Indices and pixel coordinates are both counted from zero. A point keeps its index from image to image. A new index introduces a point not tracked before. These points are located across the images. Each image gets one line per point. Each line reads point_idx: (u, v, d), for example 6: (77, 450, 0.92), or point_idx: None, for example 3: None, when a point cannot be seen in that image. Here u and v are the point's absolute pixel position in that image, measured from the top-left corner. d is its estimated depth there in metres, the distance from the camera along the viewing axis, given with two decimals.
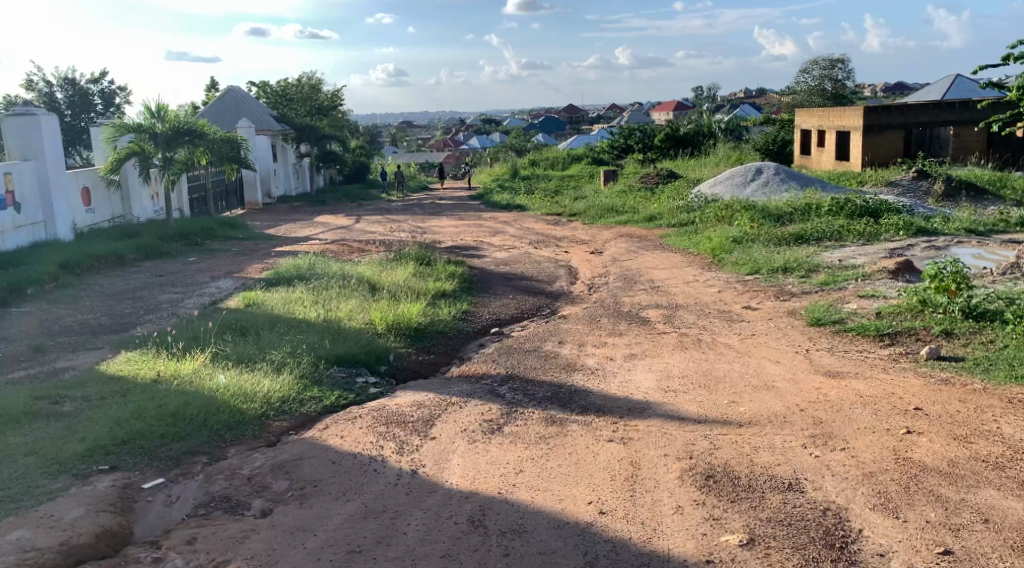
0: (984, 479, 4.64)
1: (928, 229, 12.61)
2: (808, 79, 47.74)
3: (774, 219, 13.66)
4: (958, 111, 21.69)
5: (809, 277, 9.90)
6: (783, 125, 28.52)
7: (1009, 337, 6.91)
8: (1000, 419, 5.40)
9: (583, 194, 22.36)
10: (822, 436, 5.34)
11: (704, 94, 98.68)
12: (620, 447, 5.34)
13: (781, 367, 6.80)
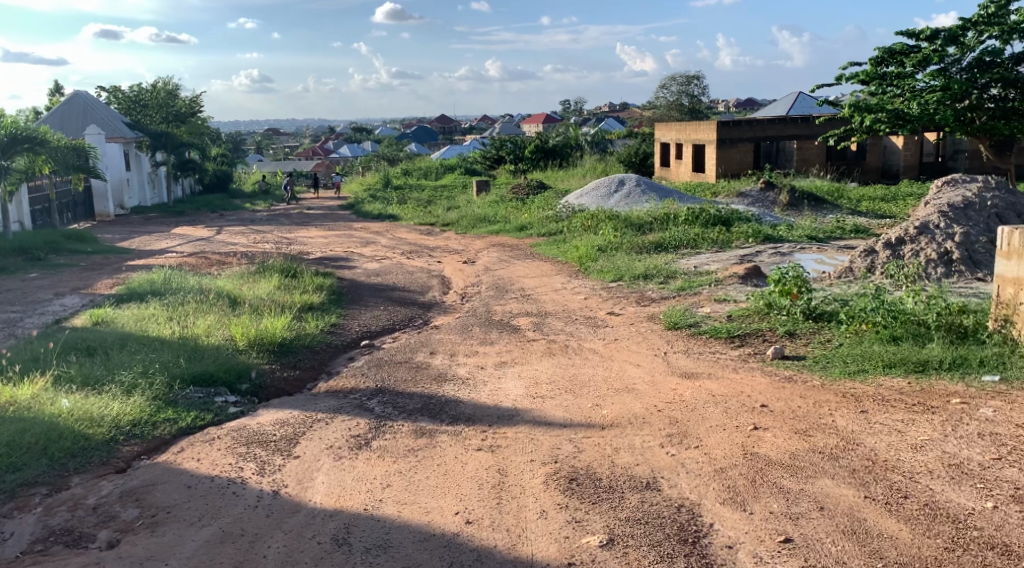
0: (821, 470, 4.98)
1: (774, 237, 13.40)
2: (666, 95, 50.04)
3: (636, 228, 14.16)
4: (800, 126, 23.15)
5: (667, 283, 10.34)
6: (644, 138, 29.62)
7: (844, 336, 7.45)
8: (835, 412, 5.80)
9: (454, 203, 22.48)
10: (677, 435, 5.59)
11: (571, 107, 101.09)
12: (488, 455, 5.41)
13: (641, 370, 7.06)
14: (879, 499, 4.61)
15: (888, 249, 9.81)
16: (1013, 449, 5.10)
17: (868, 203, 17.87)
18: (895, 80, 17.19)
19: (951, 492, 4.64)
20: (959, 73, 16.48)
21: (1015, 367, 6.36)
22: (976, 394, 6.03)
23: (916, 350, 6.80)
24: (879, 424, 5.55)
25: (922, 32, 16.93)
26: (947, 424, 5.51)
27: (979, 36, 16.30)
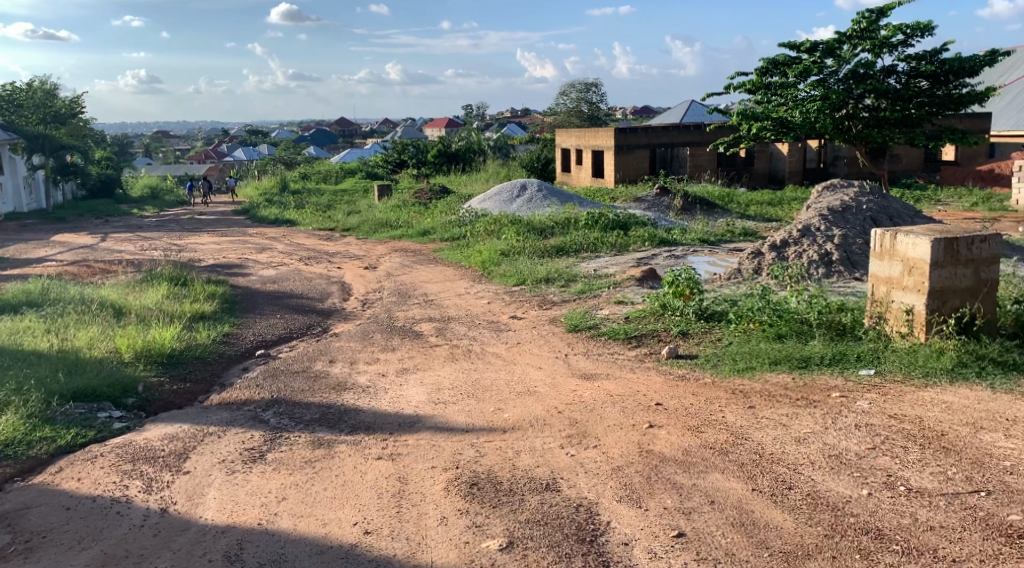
0: (712, 464, 5.14)
1: (669, 240, 13.76)
2: (567, 101, 50.79)
3: (537, 233, 14.30)
4: (692, 132, 23.87)
5: (568, 287, 10.47)
6: (545, 143, 29.95)
7: (733, 335, 7.72)
8: (725, 409, 6.00)
9: (354, 208, 22.18)
10: (576, 435, 5.67)
11: (473, 112, 101.27)
12: (388, 463, 5.36)
13: (543, 372, 7.13)
14: (766, 491, 4.80)
15: (774, 251, 10.22)
16: (886, 439, 5.39)
17: (757, 207, 18.58)
18: (778, 90, 17.92)
19: (831, 481, 4.87)
20: (837, 83, 17.36)
21: (889, 361, 6.74)
22: (854, 387, 6.35)
23: (800, 347, 7.12)
24: (765, 419, 5.77)
25: (803, 45, 17.74)
26: (827, 417, 5.78)
27: (854, 49, 17.19)
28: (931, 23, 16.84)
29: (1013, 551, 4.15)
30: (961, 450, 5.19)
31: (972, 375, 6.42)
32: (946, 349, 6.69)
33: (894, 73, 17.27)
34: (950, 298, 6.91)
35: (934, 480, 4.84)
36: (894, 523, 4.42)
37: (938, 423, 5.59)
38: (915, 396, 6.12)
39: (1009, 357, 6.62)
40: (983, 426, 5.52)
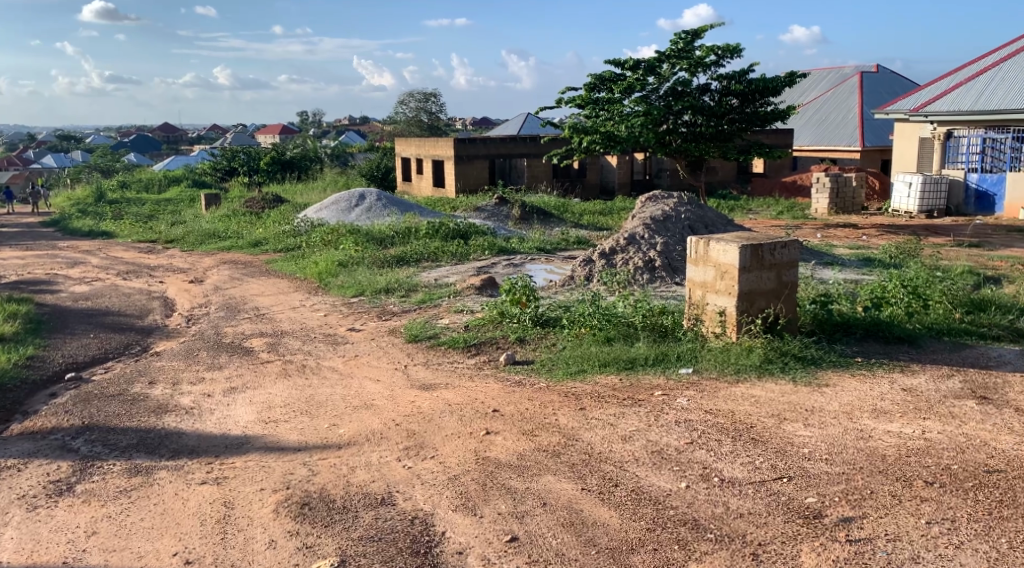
0: (545, 467, 5.27)
1: (507, 249, 13.99)
2: (405, 111, 50.61)
3: (376, 243, 14.15)
4: (529, 144, 24.40)
5: (407, 297, 10.42)
6: (384, 153, 29.70)
7: (567, 339, 7.95)
8: (558, 412, 6.17)
9: (179, 219, 21.12)
10: (414, 447, 5.65)
11: (308, 119, 99.01)
12: (213, 488, 5.14)
13: (380, 385, 7.04)
14: (594, 489, 4.97)
15: (603, 258, 10.62)
16: (703, 433, 5.72)
17: (589, 217, 19.23)
18: (606, 104, 18.63)
19: (653, 476, 5.12)
20: (658, 100, 18.26)
21: (705, 359, 7.18)
22: (675, 385, 6.70)
23: (627, 349, 7.44)
24: (595, 419, 5.98)
25: (628, 61, 18.56)
26: (650, 414, 6.07)
27: (672, 68, 18.16)
28: (739, 45, 18.06)
29: (810, 531, 4.51)
30: (767, 440, 5.59)
31: (777, 370, 6.95)
32: (754, 346, 7.20)
33: (708, 91, 18.37)
34: (757, 299, 7.45)
35: (744, 469, 5.19)
36: (709, 513, 4.70)
37: (748, 416, 6.00)
38: (729, 391, 6.54)
39: (807, 352, 7.22)
40: (787, 416, 5.98)
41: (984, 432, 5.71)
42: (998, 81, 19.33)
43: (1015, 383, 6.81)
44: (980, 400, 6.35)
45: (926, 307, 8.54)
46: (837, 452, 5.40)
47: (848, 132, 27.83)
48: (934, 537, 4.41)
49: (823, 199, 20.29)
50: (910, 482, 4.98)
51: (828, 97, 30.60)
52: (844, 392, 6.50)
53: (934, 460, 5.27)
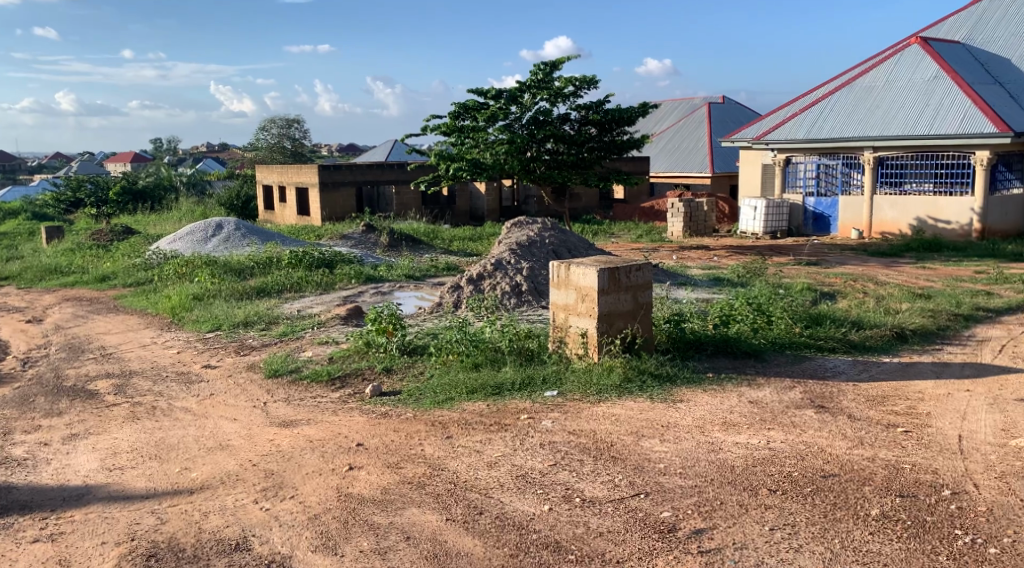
0: (409, 499, 5.20)
1: (374, 277, 13.83)
2: (267, 137, 49.30)
3: (236, 274, 13.67)
4: (396, 171, 24.26)
5: (268, 330, 10.11)
6: (245, 181, 28.83)
7: (435, 367, 7.92)
8: (424, 442, 6.11)
9: (17, 254, 19.74)
10: (272, 488, 5.45)
11: (163, 145, 95.04)
12: (46, 546, 4.79)
13: (237, 424, 6.78)
14: (458, 519, 4.95)
15: (471, 284, 10.66)
16: (566, 454, 5.81)
17: (458, 243, 19.29)
18: (470, 132, 18.81)
19: (516, 501, 5.14)
20: (521, 128, 18.60)
21: (568, 381, 7.30)
22: (540, 408, 6.77)
23: (494, 375, 7.47)
24: (461, 447, 5.96)
25: (490, 90, 18.81)
26: (516, 439, 6.10)
27: (534, 98, 18.55)
28: (595, 77, 18.65)
29: (664, 545, 4.64)
30: (627, 458, 5.73)
31: (635, 388, 7.15)
32: (614, 366, 7.39)
33: (569, 120, 18.86)
34: (616, 321, 7.66)
35: (604, 488, 5.29)
36: (570, 534, 4.76)
37: (609, 434, 6.14)
38: (591, 411, 6.66)
39: (664, 370, 7.48)
40: (645, 433, 6.16)
41: (821, 439, 6.07)
42: (827, 110, 20.80)
43: (849, 391, 7.28)
44: (818, 409, 6.74)
45: (770, 323, 9.03)
46: (690, 466, 5.60)
47: (699, 159, 29.20)
48: (777, 542, 4.62)
49: (678, 223, 21.16)
50: (756, 491, 5.22)
51: (680, 126, 32.03)
52: (697, 406, 6.75)
53: (778, 468, 5.55)
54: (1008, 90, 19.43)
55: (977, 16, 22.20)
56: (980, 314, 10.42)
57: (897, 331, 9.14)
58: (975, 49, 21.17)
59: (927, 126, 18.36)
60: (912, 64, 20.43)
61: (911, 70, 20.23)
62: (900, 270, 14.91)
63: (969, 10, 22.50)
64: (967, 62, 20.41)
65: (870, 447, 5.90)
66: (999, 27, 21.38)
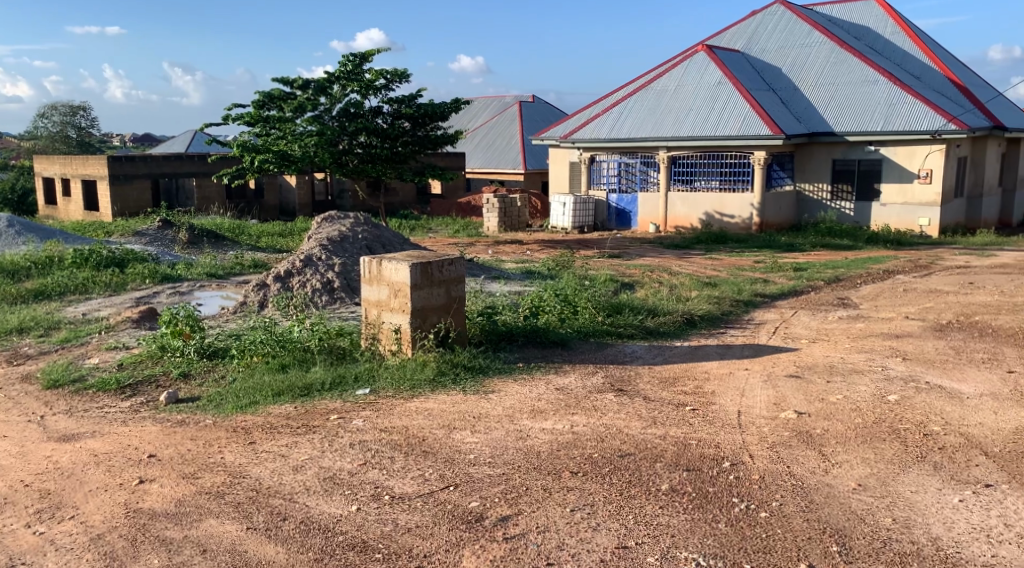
0: (206, 511, 4.95)
1: (172, 276, 13.06)
2: (47, 124, 45.15)
3: (9, 276, 12.46)
4: (197, 164, 23.01)
5: (47, 336, 9.29)
6: (22, 172, 26.34)
7: (237, 370, 7.58)
8: (224, 449, 5.84)
9: None
10: (49, 509, 5.02)
11: None
12: None
13: (9, 442, 6.19)
14: (260, 526, 4.77)
15: (278, 282, 10.31)
16: (376, 452, 5.75)
17: (266, 239, 18.61)
18: (277, 123, 18.18)
19: (323, 504, 5.03)
20: (330, 120, 18.20)
21: (381, 379, 7.22)
22: (351, 407, 6.64)
23: (302, 375, 7.25)
24: (264, 453, 5.75)
25: (296, 81, 18.26)
26: (324, 440, 5.96)
27: (343, 90, 18.21)
28: (406, 71, 18.56)
29: (470, 535, 4.69)
30: (437, 451, 5.75)
31: (448, 382, 7.18)
32: (428, 361, 7.40)
33: (380, 114, 18.65)
34: (428, 315, 7.67)
35: (412, 484, 5.28)
36: (377, 533, 4.71)
37: (420, 429, 6.14)
38: (403, 407, 6.62)
39: (476, 362, 7.57)
40: (456, 426, 6.21)
41: (619, 420, 6.37)
42: (626, 111, 21.85)
43: (644, 374, 7.70)
44: (617, 393, 7.07)
45: (576, 312, 9.41)
46: (498, 454, 5.70)
47: (511, 156, 29.79)
48: (576, 523, 4.80)
49: (492, 218, 21.49)
50: (559, 475, 5.39)
51: (492, 123, 32.52)
52: (507, 396, 6.89)
53: (580, 451, 5.77)
54: (781, 96, 21.25)
55: (753, 27, 24.08)
56: (759, 299, 11.35)
57: (688, 317, 9.76)
58: (753, 58, 22.96)
59: (714, 128, 19.77)
60: (700, 70, 21.87)
61: (699, 76, 21.67)
62: (692, 261, 15.92)
63: (746, 21, 24.37)
64: (746, 69, 22.10)
65: (662, 426, 6.26)
66: (773, 38, 23.31)
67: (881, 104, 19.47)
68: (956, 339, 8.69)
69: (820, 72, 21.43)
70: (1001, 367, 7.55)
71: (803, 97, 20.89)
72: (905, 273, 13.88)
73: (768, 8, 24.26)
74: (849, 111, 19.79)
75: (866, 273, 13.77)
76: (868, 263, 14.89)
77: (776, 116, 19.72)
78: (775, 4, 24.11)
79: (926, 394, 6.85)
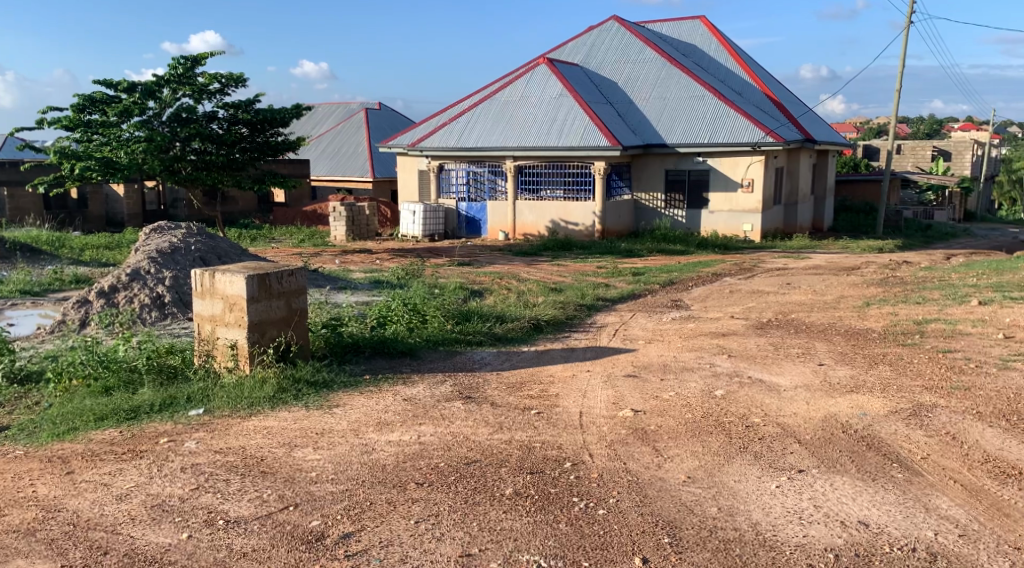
0: (15, 551, 4.58)
1: None
2: None
3: None
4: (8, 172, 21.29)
5: None
6: None
7: (53, 396, 7.06)
8: (37, 481, 5.42)
9: None
10: None
11: None
12: None
13: None
14: (77, 564, 4.46)
15: (101, 298, 9.69)
16: (210, 475, 5.50)
17: (90, 252, 17.45)
18: (100, 128, 17.11)
19: (149, 534, 4.76)
20: (160, 125, 17.29)
21: (217, 398, 6.91)
22: (183, 429, 6.32)
23: (127, 398, 6.84)
24: (84, 483, 5.37)
25: (120, 83, 17.24)
26: (152, 465, 5.65)
27: (174, 94, 17.34)
28: (243, 75, 17.92)
29: (310, 555, 4.58)
30: (276, 471, 5.57)
31: (289, 398, 6.96)
32: (267, 377, 7.16)
33: (215, 119, 17.88)
34: (267, 329, 7.42)
35: (249, 506, 5.09)
36: (209, 560, 4.51)
37: (258, 449, 5.92)
38: (241, 427, 6.37)
39: (319, 377, 7.38)
40: (297, 443, 6.03)
41: (466, 428, 6.39)
42: (471, 120, 22.00)
43: (493, 380, 7.76)
44: (465, 400, 7.10)
45: (425, 321, 9.38)
46: (342, 470, 5.59)
47: (358, 163, 29.38)
48: (420, 534, 4.78)
49: (339, 227, 21.07)
50: (404, 487, 5.35)
51: (336, 130, 31.96)
52: (353, 410, 6.77)
53: (426, 461, 5.74)
54: (617, 108, 22.05)
55: (590, 42, 24.88)
56: (600, 304, 11.71)
57: (534, 323, 9.94)
58: (590, 72, 23.71)
59: (557, 138, 20.26)
60: (541, 82, 22.37)
61: (541, 88, 22.15)
62: (538, 268, 16.24)
63: (583, 37, 25.15)
64: (585, 83, 22.78)
65: (508, 431, 6.33)
66: (608, 53, 24.18)
67: (708, 118, 20.62)
68: (775, 335, 9.30)
69: (653, 86, 22.41)
70: (813, 360, 8.14)
71: (638, 110, 21.77)
72: (732, 276, 14.72)
73: (603, 24, 25.14)
74: (682, 123, 20.80)
75: (696, 276, 14.51)
76: (699, 267, 15.69)
77: (613, 128, 20.46)
78: (609, 22, 25.04)
79: (749, 388, 7.29)
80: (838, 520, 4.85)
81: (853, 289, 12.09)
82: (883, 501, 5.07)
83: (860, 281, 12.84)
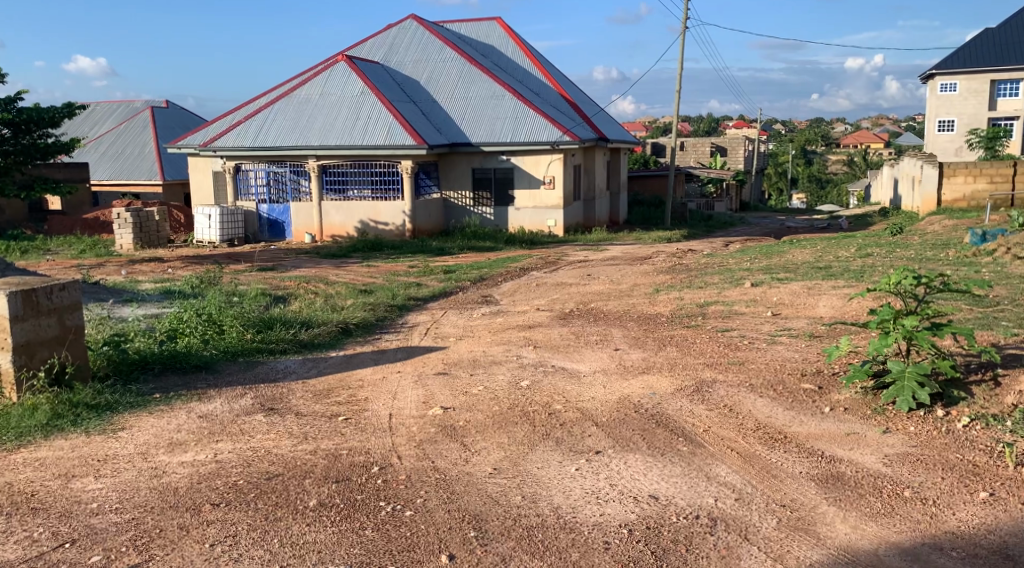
0: None
1: None
2: None
3: None
4: None
5: None
6: None
7: None
8: None
9: None
10: None
11: None
12: None
13: None
14: None
15: None
16: None
17: None
18: None
19: None
20: None
21: None
22: None
23: None
24: None
25: None
26: None
27: None
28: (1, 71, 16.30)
29: None
30: (50, 506, 5.12)
31: (66, 425, 6.41)
32: (39, 404, 6.56)
33: None
34: (37, 351, 6.80)
35: (16, 548, 4.64)
36: None
37: (29, 484, 5.40)
38: (8, 461, 5.79)
39: (101, 400, 6.85)
40: (76, 473, 5.57)
41: (267, 442, 6.15)
42: (269, 119, 21.22)
43: (297, 389, 7.53)
44: (267, 412, 6.84)
45: (221, 332, 8.94)
46: (128, 498, 5.21)
47: (145, 166, 27.58)
48: (216, 557, 4.55)
49: (126, 235, 19.68)
50: (198, 509, 5.07)
51: (119, 131, 29.82)
52: (140, 432, 6.33)
53: (223, 480, 5.48)
54: (420, 107, 22.03)
55: (390, 40, 24.71)
56: (411, 303, 11.66)
57: (342, 327, 9.74)
58: (392, 70, 23.55)
59: (360, 137, 19.97)
60: (341, 80, 21.95)
61: (342, 86, 21.74)
62: (347, 270, 15.94)
63: (383, 35, 24.95)
64: (386, 81, 22.60)
65: (313, 441, 6.16)
66: (409, 51, 24.12)
67: (509, 117, 21.08)
68: (575, 325, 9.64)
69: (454, 85, 22.61)
70: (610, 346, 8.53)
71: (441, 109, 21.90)
72: (537, 270, 15.12)
73: (402, 23, 25.05)
74: (484, 122, 21.12)
75: (504, 272, 14.79)
76: (506, 262, 16.00)
77: (417, 127, 20.44)
78: (408, 20, 25.00)
79: (551, 377, 7.50)
80: (631, 497, 5.10)
81: (645, 277, 12.76)
82: (671, 474, 5.38)
83: (652, 270, 13.60)
